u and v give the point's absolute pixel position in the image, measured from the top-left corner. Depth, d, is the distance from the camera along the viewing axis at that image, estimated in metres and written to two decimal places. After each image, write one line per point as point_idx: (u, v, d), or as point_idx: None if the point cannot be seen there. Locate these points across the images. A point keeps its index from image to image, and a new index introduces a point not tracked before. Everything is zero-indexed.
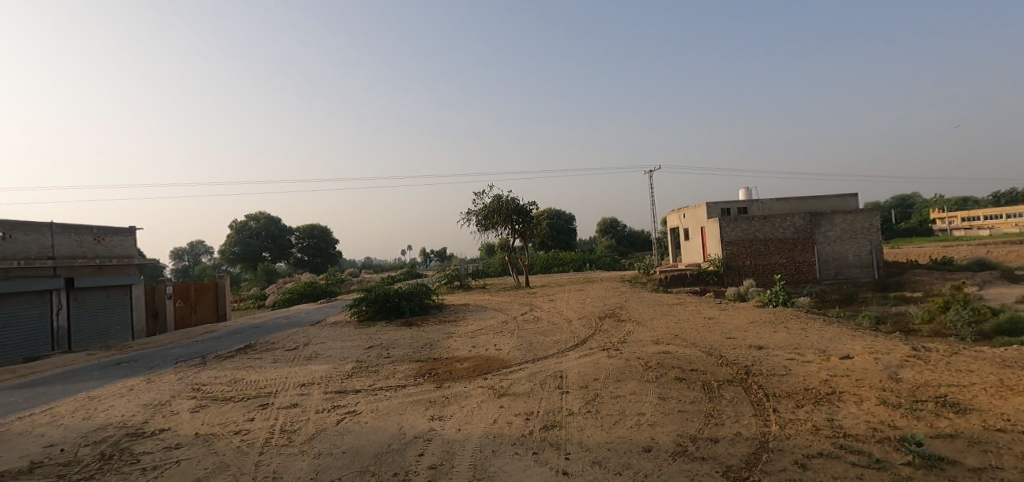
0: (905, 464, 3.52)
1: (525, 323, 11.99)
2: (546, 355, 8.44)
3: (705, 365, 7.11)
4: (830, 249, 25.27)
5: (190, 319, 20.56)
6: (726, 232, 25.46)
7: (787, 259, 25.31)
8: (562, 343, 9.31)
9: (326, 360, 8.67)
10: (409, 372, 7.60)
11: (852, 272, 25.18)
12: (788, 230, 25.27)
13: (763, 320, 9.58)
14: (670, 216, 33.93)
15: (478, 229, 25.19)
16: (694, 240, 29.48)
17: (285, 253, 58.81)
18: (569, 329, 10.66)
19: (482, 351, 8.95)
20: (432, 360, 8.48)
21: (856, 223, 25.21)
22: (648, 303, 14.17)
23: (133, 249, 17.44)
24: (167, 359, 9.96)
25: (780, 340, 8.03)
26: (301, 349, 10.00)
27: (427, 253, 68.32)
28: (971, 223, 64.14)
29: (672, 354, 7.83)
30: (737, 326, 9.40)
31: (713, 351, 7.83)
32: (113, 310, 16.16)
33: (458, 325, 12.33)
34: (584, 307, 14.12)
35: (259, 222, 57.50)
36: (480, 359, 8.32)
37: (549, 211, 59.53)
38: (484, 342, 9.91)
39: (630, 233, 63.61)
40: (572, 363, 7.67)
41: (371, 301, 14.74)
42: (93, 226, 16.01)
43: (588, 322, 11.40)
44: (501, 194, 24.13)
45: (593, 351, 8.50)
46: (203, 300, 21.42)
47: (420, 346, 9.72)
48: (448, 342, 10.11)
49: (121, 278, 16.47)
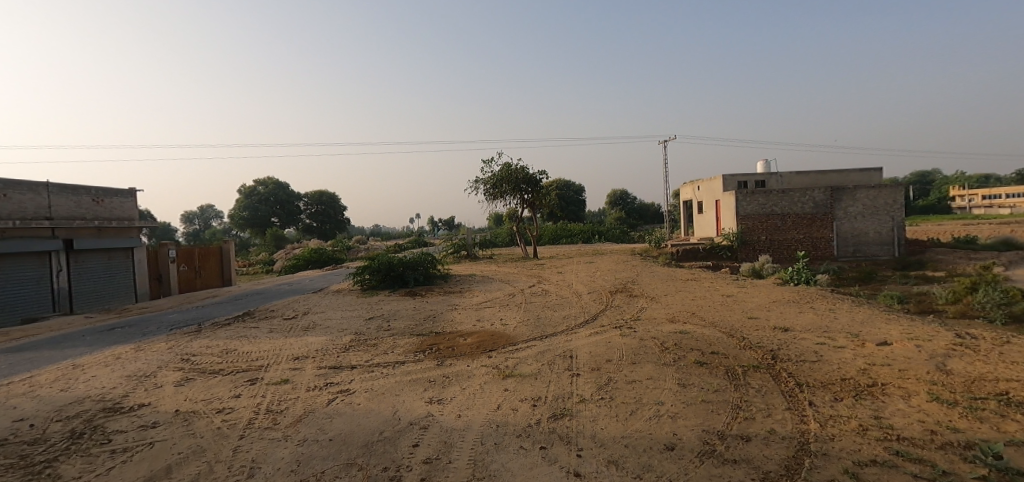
0: (978, 479, 3.00)
1: (533, 296, 11.49)
2: (555, 331, 7.98)
3: (727, 348, 6.58)
4: (850, 225, 24.37)
5: (195, 284, 20.42)
6: (743, 206, 24.60)
7: (804, 235, 24.46)
8: (571, 319, 8.82)
9: (324, 332, 8.29)
10: (409, 348, 7.16)
11: (871, 250, 24.37)
12: (807, 205, 24.34)
13: (787, 299, 8.99)
14: (684, 189, 32.96)
15: (486, 198, 24.54)
16: (708, 214, 28.63)
17: (294, 219, 58.65)
18: (579, 304, 10.19)
19: (487, 326, 8.51)
20: (434, 333, 8.06)
21: (879, 198, 24.21)
22: (662, 278, 13.56)
23: (134, 211, 17.08)
24: (161, 326, 9.66)
25: (808, 321, 7.46)
26: (299, 318, 9.65)
27: (434, 221, 67.76)
28: (992, 200, 62.16)
29: (690, 335, 7.33)
30: (759, 305, 8.82)
31: (735, 332, 7.31)
32: (116, 273, 15.97)
33: (463, 297, 11.86)
34: (594, 281, 13.58)
35: (267, 187, 57.19)
36: (484, 334, 7.88)
37: (560, 182, 58.67)
38: (489, 315, 9.49)
39: (640, 205, 62.55)
40: (583, 342, 7.19)
41: (374, 269, 14.36)
42: (92, 187, 15.60)
43: (599, 297, 10.88)
44: (511, 162, 23.34)
45: (605, 328, 8.02)
46: (207, 265, 21.23)
47: (423, 318, 9.32)
48: (452, 315, 9.69)
49: (123, 240, 16.18)
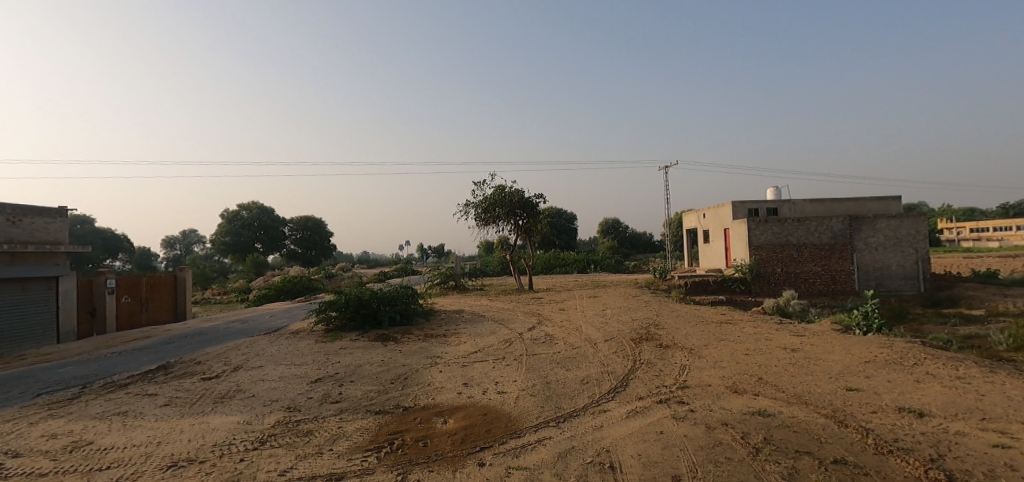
0: None
1: (535, 345, 9.05)
2: (576, 409, 5.55)
3: (853, 451, 4.21)
4: (871, 258, 22.43)
5: (141, 319, 17.64)
6: (756, 235, 22.63)
7: (823, 267, 22.44)
8: (593, 385, 6.40)
9: (242, 404, 5.75)
10: (358, 442, 4.68)
11: (894, 285, 22.38)
12: (824, 234, 22.44)
13: (881, 358, 6.68)
14: (687, 216, 31.00)
15: (476, 223, 22.33)
16: (716, 243, 26.67)
17: (277, 244, 55.95)
18: (598, 359, 7.79)
19: (477, 397, 6.05)
20: (399, 411, 5.57)
21: (901, 229, 22.35)
22: (689, 320, 11.17)
23: (63, 234, 14.52)
24: (31, 388, 7.03)
25: (944, 400, 5.15)
26: (221, 379, 7.08)
27: (423, 249, 65.36)
28: (981, 233, 61.59)
29: (778, 420, 4.95)
30: (846, 367, 6.51)
31: (843, 417, 4.94)
32: (30, 308, 13.28)
33: (446, 345, 9.38)
34: (607, 323, 11.14)
35: (251, 212, 54.66)
36: (474, 413, 5.45)
37: (553, 209, 56.91)
38: (481, 376, 7.04)
39: (634, 234, 60.86)
40: (622, 433, 4.75)
41: (341, 306, 11.89)
42: (6, 205, 13.06)
43: (620, 348, 8.52)
44: (504, 184, 21.23)
45: (646, 403, 5.61)
46: (157, 296, 18.54)
47: (388, 381, 6.81)
48: (428, 375, 7.21)
49: (43, 268, 13.56)
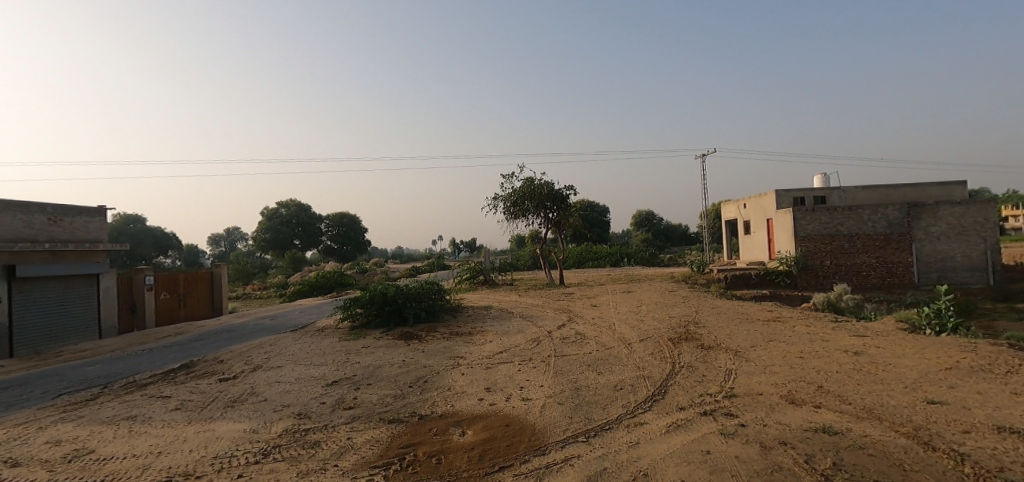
0: None
1: (564, 345, 8.49)
2: (608, 420, 4.94)
3: None
4: (932, 248, 20.61)
5: (179, 315, 18.09)
6: (802, 225, 21.19)
7: (877, 259, 20.81)
8: (628, 392, 5.79)
9: (252, 410, 5.44)
10: (367, 457, 4.25)
11: (959, 277, 20.48)
12: (879, 223, 20.78)
13: (965, 365, 5.77)
14: (726, 206, 29.53)
15: (506, 217, 21.84)
16: (757, 234, 25.25)
17: (314, 241, 57.27)
18: (633, 362, 7.15)
19: (499, 404, 5.53)
20: (414, 420, 5.13)
21: (967, 216, 20.41)
22: (732, 318, 10.32)
23: (102, 232, 14.93)
24: (54, 387, 7.02)
25: None
26: (237, 381, 6.86)
27: (455, 244, 65.55)
28: None
29: (849, 441, 4.20)
30: (924, 374, 5.64)
31: (929, 437, 4.15)
32: (73, 305, 13.70)
33: (470, 344, 8.92)
34: (643, 320, 10.42)
35: (289, 209, 56.06)
36: (494, 423, 4.93)
37: (584, 202, 55.86)
38: (505, 380, 6.53)
39: (669, 226, 59.08)
40: (661, 453, 4.14)
41: (366, 303, 11.64)
42: (48, 205, 13.48)
43: (657, 349, 7.85)
44: (534, 176, 20.62)
45: (689, 416, 4.94)
46: (195, 292, 18.97)
47: (406, 385, 6.40)
48: (449, 378, 6.75)
49: (84, 266, 13.95)
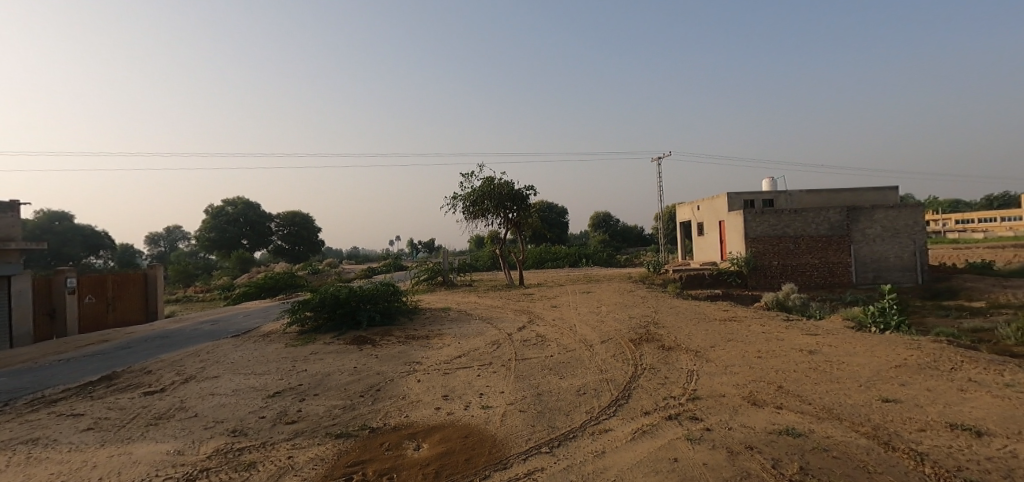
0: None
1: (525, 348, 8.25)
2: (573, 429, 4.71)
3: None
4: (869, 249, 21.90)
5: (107, 320, 16.56)
6: (752, 227, 21.99)
7: (820, 259, 21.89)
8: (591, 397, 5.60)
9: (178, 428, 4.84)
10: (309, 479, 3.81)
11: (892, 277, 21.87)
12: (822, 226, 21.87)
13: (912, 362, 5.96)
14: (680, 208, 30.34)
15: (465, 216, 21.44)
16: (711, 235, 26.05)
17: (264, 240, 54.68)
18: (596, 364, 6.99)
19: (457, 414, 5.19)
20: (364, 434, 4.70)
21: (899, 219, 21.82)
22: (690, 318, 10.42)
23: (14, 229, 13.39)
24: None
25: (1000, 414, 4.41)
26: (164, 394, 6.16)
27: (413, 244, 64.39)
28: (967, 225, 62.05)
29: (814, 443, 4.15)
30: (876, 372, 5.78)
31: (888, 437, 4.17)
32: None
33: (427, 348, 8.52)
34: (604, 321, 10.35)
35: (236, 207, 53.29)
36: (452, 436, 4.58)
37: (544, 203, 56.19)
38: (464, 387, 6.19)
39: (625, 227, 60.37)
40: (628, 462, 3.94)
41: (316, 305, 10.97)
42: None
43: (619, 351, 7.74)
44: (493, 175, 20.33)
45: (655, 421, 4.79)
46: (126, 295, 17.44)
47: (357, 395, 5.93)
48: (403, 385, 6.34)
49: None
